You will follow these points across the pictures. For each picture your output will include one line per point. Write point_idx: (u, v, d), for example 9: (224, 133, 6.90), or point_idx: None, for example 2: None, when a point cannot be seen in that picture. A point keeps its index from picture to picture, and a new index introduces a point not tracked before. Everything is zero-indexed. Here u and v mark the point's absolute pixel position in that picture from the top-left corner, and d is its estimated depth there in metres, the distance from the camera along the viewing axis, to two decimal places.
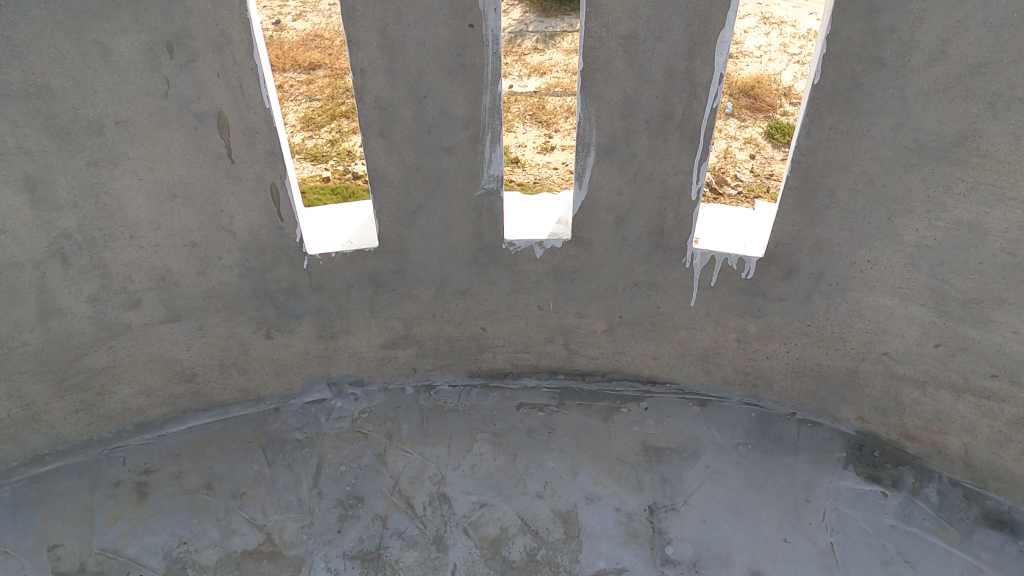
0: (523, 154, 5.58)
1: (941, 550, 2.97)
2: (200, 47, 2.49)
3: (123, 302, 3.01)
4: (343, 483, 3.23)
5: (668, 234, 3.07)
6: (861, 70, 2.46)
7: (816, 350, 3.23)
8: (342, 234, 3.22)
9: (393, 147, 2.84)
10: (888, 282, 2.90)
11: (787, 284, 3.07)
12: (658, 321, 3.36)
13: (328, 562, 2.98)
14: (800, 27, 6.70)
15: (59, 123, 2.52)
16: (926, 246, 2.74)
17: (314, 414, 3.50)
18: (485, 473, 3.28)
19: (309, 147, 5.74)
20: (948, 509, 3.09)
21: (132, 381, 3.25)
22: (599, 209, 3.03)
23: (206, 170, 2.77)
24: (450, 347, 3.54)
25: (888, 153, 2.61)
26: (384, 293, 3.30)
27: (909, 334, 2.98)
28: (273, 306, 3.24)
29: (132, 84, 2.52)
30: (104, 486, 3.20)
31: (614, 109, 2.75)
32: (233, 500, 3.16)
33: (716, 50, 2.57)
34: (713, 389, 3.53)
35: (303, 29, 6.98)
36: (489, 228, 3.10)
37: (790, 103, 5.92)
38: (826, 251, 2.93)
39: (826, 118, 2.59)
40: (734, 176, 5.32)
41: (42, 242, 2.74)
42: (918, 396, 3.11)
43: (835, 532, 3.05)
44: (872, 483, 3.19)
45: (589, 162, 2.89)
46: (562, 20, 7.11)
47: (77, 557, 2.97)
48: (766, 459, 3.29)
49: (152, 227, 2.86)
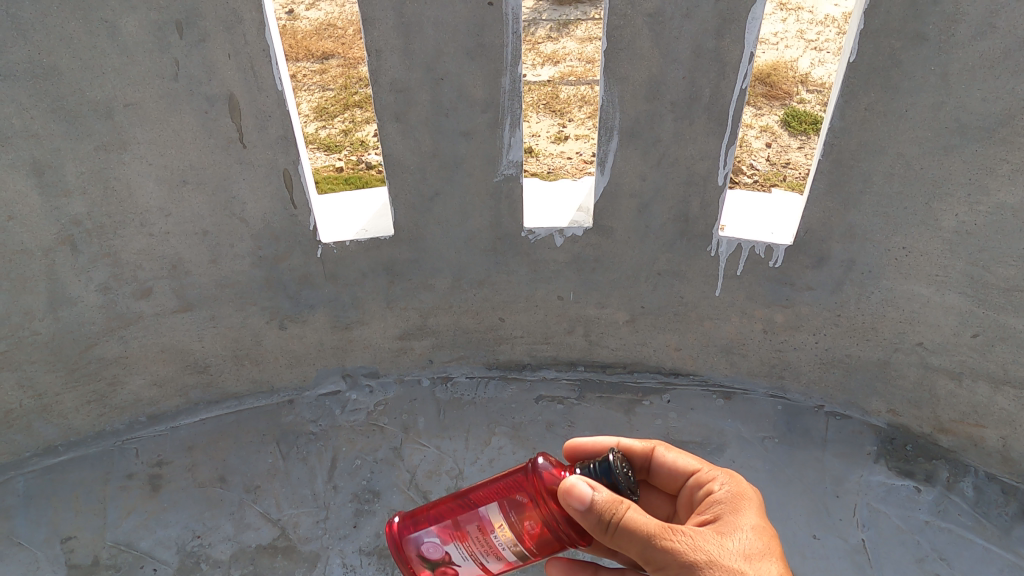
0: (537, 144, 5.49)
1: (979, 547, 2.86)
2: (211, 26, 2.40)
3: (134, 292, 2.95)
4: (359, 478, 3.15)
5: (693, 221, 2.96)
6: (900, 46, 2.35)
7: (846, 341, 3.13)
8: (356, 222, 3.13)
9: (409, 131, 2.75)
10: (924, 270, 2.79)
11: (817, 272, 2.97)
12: (681, 311, 3.27)
13: (344, 557, 2.91)
14: (818, 13, 6.54)
15: (66, 106, 2.44)
16: (965, 232, 2.65)
17: (328, 406, 3.43)
18: (503, 467, 3.19)
19: (322, 137, 5.66)
20: (984, 504, 2.98)
21: (144, 372, 3.19)
22: (622, 196, 2.92)
23: (217, 155, 2.69)
24: (467, 338, 3.45)
25: (928, 134, 2.50)
26: (399, 283, 3.22)
27: (945, 323, 2.88)
28: (287, 295, 3.16)
29: (141, 66, 2.43)
30: (117, 478, 3.14)
31: (638, 91, 2.65)
32: (246, 494, 3.09)
33: (747, 28, 2.46)
34: (738, 380, 3.44)
35: (316, 18, 6.87)
36: (508, 215, 3.00)
37: (807, 91, 5.80)
38: (858, 238, 2.81)
39: (862, 98, 2.48)
40: (751, 166, 5.21)
41: (51, 230, 2.67)
42: (953, 387, 3.01)
43: (867, 528, 2.94)
44: (905, 478, 3.08)
45: (612, 147, 2.79)
46: (577, 8, 6.98)
47: (91, 549, 2.90)
48: (794, 453, 3.19)
49: (162, 214, 2.78)
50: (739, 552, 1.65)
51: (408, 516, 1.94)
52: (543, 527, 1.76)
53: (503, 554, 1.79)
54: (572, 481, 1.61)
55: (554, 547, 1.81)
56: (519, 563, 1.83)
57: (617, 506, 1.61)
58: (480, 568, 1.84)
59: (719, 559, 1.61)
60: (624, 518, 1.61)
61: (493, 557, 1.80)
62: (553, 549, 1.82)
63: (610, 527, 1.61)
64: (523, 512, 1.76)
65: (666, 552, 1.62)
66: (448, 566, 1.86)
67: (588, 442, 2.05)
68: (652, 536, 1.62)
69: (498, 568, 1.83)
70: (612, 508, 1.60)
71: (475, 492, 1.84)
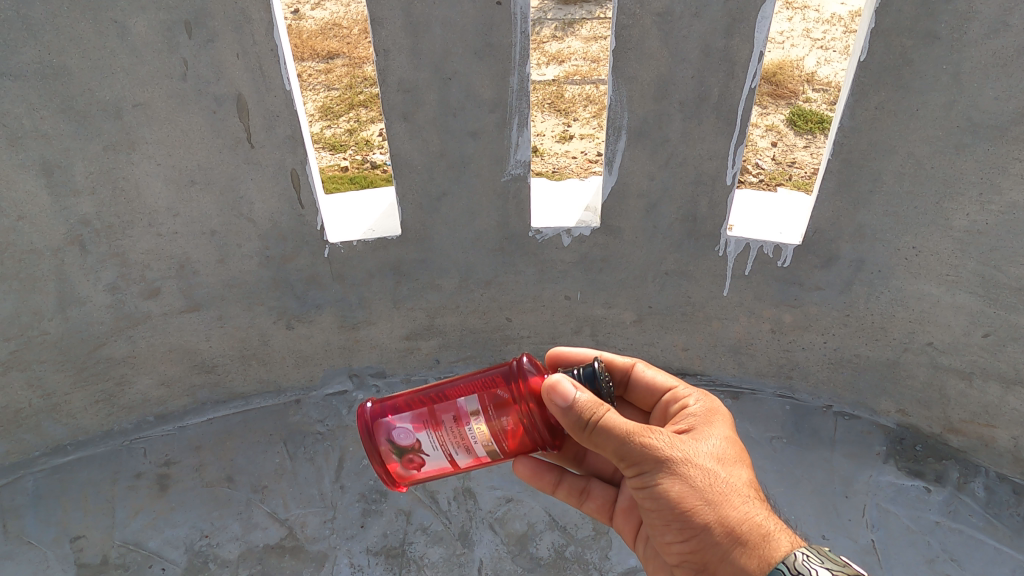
0: (542, 143, 5.48)
1: (990, 547, 2.84)
2: (219, 26, 2.41)
3: (142, 291, 2.95)
4: (366, 477, 3.15)
5: (701, 221, 2.95)
6: (911, 45, 2.34)
7: (854, 341, 3.12)
8: (363, 222, 3.13)
9: (417, 131, 2.74)
10: (934, 269, 2.79)
11: (826, 272, 2.95)
12: (689, 311, 3.26)
13: (352, 557, 2.91)
14: (824, 12, 6.52)
15: (75, 106, 2.44)
16: (976, 231, 2.64)
17: (335, 405, 3.43)
18: (511, 467, 3.19)
19: (327, 136, 5.66)
20: (995, 505, 2.97)
21: (151, 372, 3.19)
22: (630, 195, 2.91)
23: (224, 155, 2.69)
24: (474, 338, 3.45)
25: (939, 133, 2.49)
26: (407, 283, 3.21)
27: (956, 323, 2.88)
28: (294, 295, 3.16)
29: (150, 66, 2.43)
30: (125, 478, 3.14)
31: (647, 91, 2.64)
32: (254, 493, 3.09)
33: (756, 27, 2.45)
34: (745, 381, 3.43)
35: (321, 18, 6.87)
36: (516, 215, 2.99)
37: (813, 90, 5.78)
38: (868, 238, 2.80)
39: (872, 97, 2.46)
40: (756, 165, 5.20)
41: (60, 230, 2.68)
42: (964, 387, 3.01)
43: (876, 529, 2.93)
44: (915, 478, 3.07)
45: (620, 147, 2.78)
46: (581, 7, 6.97)
47: (100, 549, 2.91)
48: (802, 454, 3.18)
49: (170, 215, 2.78)
50: (709, 453, 1.77)
51: (379, 404, 1.89)
52: (518, 425, 1.79)
53: (475, 448, 1.79)
54: (556, 380, 1.67)
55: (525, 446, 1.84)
56: (487, 458, 1.85)
57: (597, 408, 1.66)
58: (448, 460, 1.84)
59: (691, 458, 1.73)
60: (605, 418, 1.67)
61: (463, 450, 1.81)
62: (524, 447, 1.85)
63: (590, 429, 1.68)
64: (501, 408, 1.77)
65: (641, 450, 1.71)
66: (415, 454, 1.84)
67: (573, 352, 2.08)
68: (629, 436, 1.69)
69: (465, 461, 1.84)
70: (594, 408, 1.66)
71: (455, 384, 1.83)
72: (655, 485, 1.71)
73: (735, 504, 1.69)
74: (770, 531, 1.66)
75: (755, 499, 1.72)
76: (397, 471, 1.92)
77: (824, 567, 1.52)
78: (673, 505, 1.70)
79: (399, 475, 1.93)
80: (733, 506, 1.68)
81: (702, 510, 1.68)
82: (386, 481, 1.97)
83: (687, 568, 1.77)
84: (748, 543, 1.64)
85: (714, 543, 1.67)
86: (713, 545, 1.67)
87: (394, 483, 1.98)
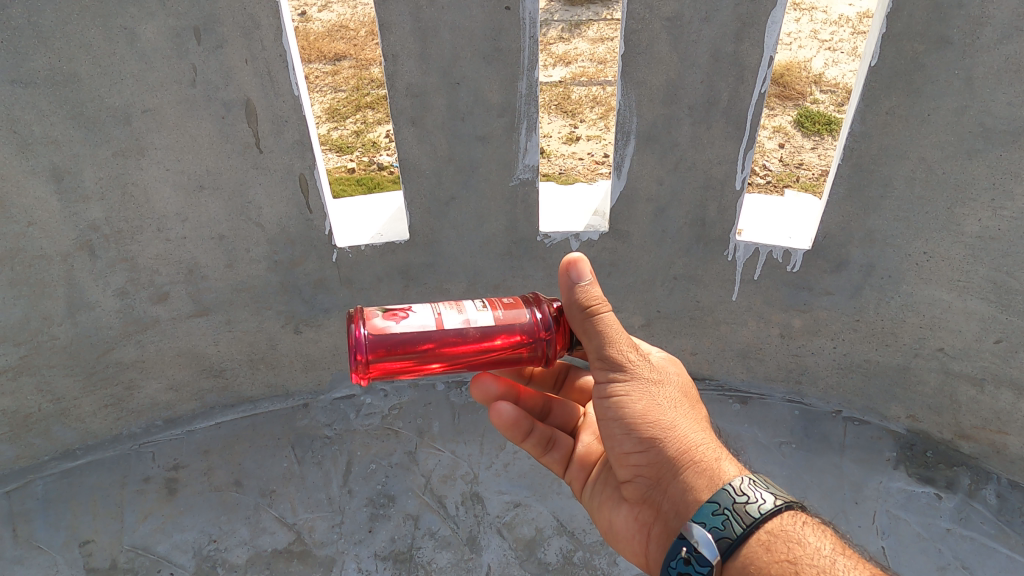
0: (548, 145, 5.47)
1: (1003, 556, 2.82)
2: (228, 32, 2.41)
3: (151, 296, 2.96)
4: (373, 482, 3.15)
5: (710, 225, 2.93)
6: (923, 50, 2.33)
7: (864, 346, 3.11)
8: (371, 226, 3.11)
9: (425, 135, 2.74)
10: (945, 275, 2.78)
11: (836, 277, 2.93)
12: (697, 315, 3.25)
13: (359, 562, 2.90)
14: (832, 14, 6.50)
15: (85, 112, 2.45)
16: (988, 237, 2.62)
17: (343, 410, 3.42)
18: (518, 471, 3.18)
19: (334, 138, 5.67)
20: (1008, 512, 2.95)
21: (160, 376, 3.20)
22: (638, 200, 2.90)
23: (233, 160, 2.69)
24: None
25: (950, 139, 2.47)
26: (415, 287, 3.21)
27: (967, 329, 2.86)
28: (302, 299, 3.17)
29: (159, 72, 2.44)
30: (134, 482, 3.15)
31: (656, 95, 2.62)
32: (262, 498, 3.10)
33: (766, 32, 2.44)
34: (754, 386, 3.42)
35: (329, 20, 6.88)
36: (524, 219, 2.98)
37: (821, 91, 5.76)
38: (878, 243, 2.78)
39: (884, 102, 2.45)
40: (764, 166, 5.18)
41: (71, 235, 2.69)
42: (975, 394, 2.99)
43: (887, 536, 2.90)
44: (926, 485, 3.05)
45: (628, 152, 2.77)
46: (588, 8, 6.96)
47: (108, 553, 2.91)
48: (811, 459, 3.16)
49: (179, 220, 2.79)
50: (674, 381, 1.87)
51: None
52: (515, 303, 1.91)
53: (469, 305, 1.86)
54: (580, 256, 1.76)
55: (515, 325, 1.85)
56: (476, 326, 1.83)
57: (600, 303, 1.77)
58: (437, 317, 1.82)
59: (662, 380, 1.82)
60: (603, 314, 1.77)
61: (455, 309, 1.85)
62: (515, 333, 1.85)
63: (588, 313, 1.76)
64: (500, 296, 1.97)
65: (622, 356, 1.77)
66: (402, 310, 1.84)
67: None
68: (615, 341, 1.77)
69: (455, 323, 1.82)
70: (598, 298, 1.76)
71: None
72: (624, 394, 1.77)
73: (691, 428, 1.78)
74: (719, 457, 1.75)
75: (707, 431, 1.82)
76: (373, 330, 1.79)
77: (769, 491, 1.60)
78: (637, 415, 1.76)
79: (373, 339, 1.78)
80: (690, 429, 1.77)
81: (663, 426, 1.76)
82: (356, 349, 1.78)
83: (636, 485, 1.82)
84: (700, 463, 1.72)
85: (670, 458, 1.74)
86: (669, 461, 1.74)
87: (364, 353, 1.78)
